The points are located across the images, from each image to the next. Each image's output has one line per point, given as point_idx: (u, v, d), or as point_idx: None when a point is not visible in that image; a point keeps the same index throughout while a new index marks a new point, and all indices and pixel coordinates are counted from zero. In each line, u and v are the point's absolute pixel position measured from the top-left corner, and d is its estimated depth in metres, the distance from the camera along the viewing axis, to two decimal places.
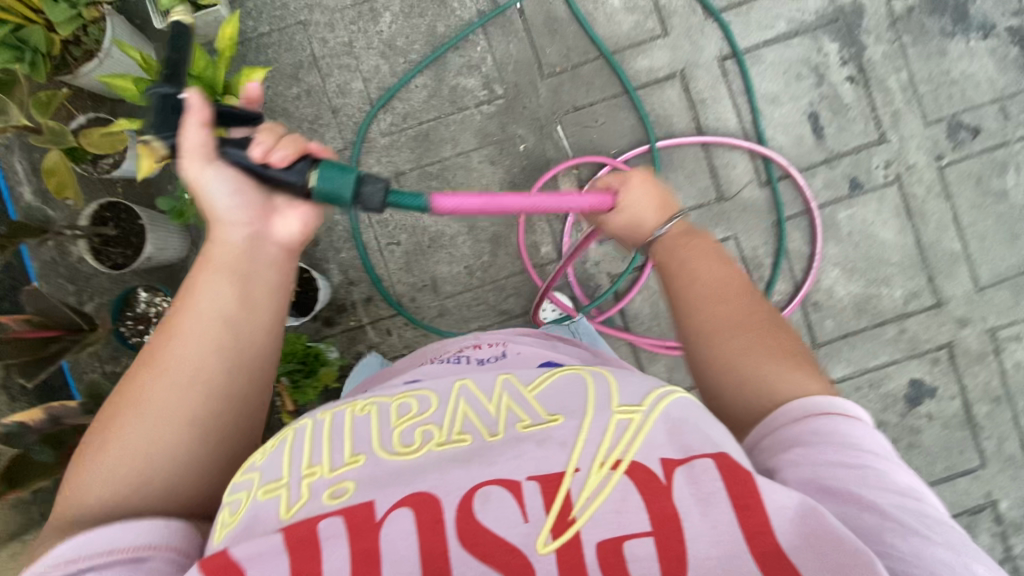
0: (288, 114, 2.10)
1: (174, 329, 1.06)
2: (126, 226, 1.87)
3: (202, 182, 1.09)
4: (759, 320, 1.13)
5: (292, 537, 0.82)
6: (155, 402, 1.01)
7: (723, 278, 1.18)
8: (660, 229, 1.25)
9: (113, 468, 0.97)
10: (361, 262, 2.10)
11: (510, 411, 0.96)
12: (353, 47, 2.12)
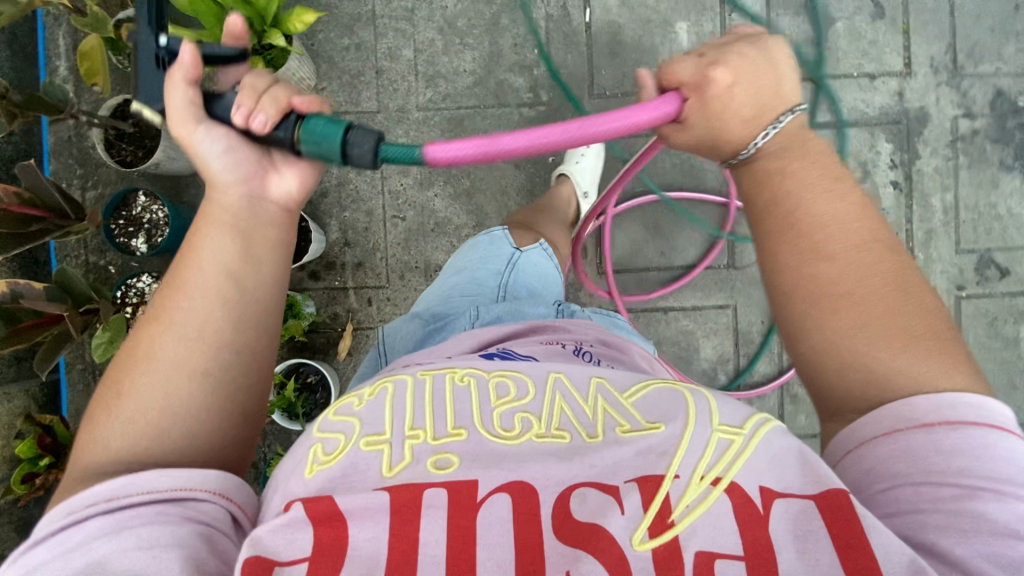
0: (334, 63, 2.08)
1: (176, 285, 0.98)
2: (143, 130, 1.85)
3: (196, 153, 1.01)
4: (885, 285, 0.97)
5: (397, 497, 0.83)
6: (171, 351, 0.94)
7: (849, 236, 1.01)
8: (759, 144, 1.08)
9: (124, 428, 0.90)
10: (362, 226, 2.09)
11: (607, 414, 0.94)
12: (415, 15, 2.10)
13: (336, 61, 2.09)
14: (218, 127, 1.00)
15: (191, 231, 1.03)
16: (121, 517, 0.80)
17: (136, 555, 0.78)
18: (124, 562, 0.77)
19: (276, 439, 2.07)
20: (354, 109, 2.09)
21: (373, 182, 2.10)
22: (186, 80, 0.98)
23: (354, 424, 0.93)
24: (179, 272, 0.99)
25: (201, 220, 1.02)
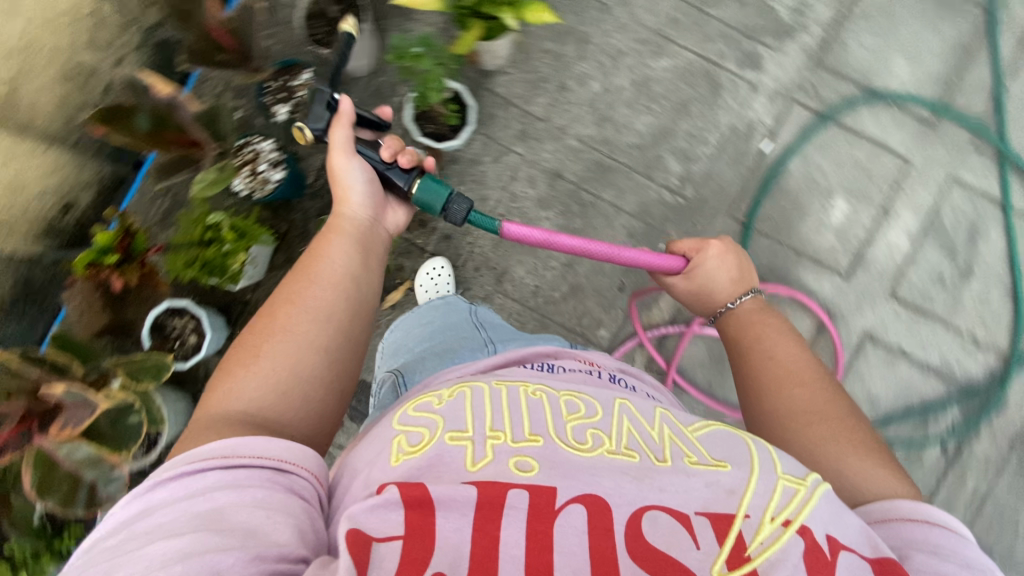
0: (529, 58, 2.13)
1: (309, 281, 1.21)
2: (342, 21, 1.90)
3: (341, 176, 1.37)
4: (831, 402, 1.22)
5: (484, 492, 0.86)
6: (309, 329, 1.13)
7: (803, 366, 1.30)
8: (734, 302, 1.53)
9: (254, 384, 1.04)
10: (470, 206, 2.13)
11: (674, 443, 0.98)
12: (619, 57, 2.14)
13: (532, 57, 2.13)
14: (353, 159, 1.36)
15: (324, 239, 1.32)
16: (234, 468, 0.87)
17: (248, 507, 0.83)
18: (241, 515, 0.81)
19: None
20: (522, 105, 2.13)
21: (501, 173, 2.13)
22: (339, 125, 1.36)
23: (436, 422, 0.97)
24: (323, 269, 1.24)
25: (335, 230, 1.33)
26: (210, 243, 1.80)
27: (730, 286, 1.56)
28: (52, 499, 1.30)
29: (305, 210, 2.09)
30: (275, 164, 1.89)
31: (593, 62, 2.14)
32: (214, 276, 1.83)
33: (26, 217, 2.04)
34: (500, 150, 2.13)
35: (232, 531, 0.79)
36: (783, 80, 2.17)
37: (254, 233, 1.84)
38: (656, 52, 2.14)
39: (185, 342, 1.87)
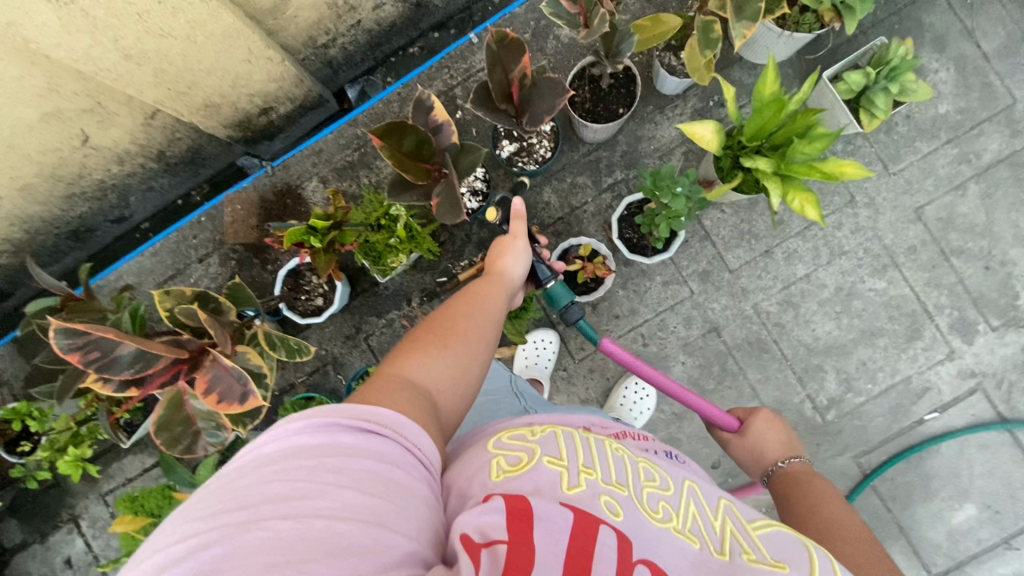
0: (751, 210, 2.02)
1: (482, 296, 1.15)
2: (611, 100, 1.80)
3: (510, 252, 1.34)
4: (866, 551, 0.98)
5: (578, 522, 0.69)
6: (478, 338, 1.04)
7: (850, 523, 1.05)
8: (786, 461, 1.30)
9: (429, 370, 0.92)
10: (617, 312, 2.04)
11: (733, 538, 0.79)
12: (839, 255, 1.99)
13: (753, 210, 2.02)
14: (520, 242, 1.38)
15: (488, 280, 1.25)
16: (375, 434, 0.72)
17: (389, 485, 0.67)
18: (388, 488, 0.67)
19: (392, 336, 2.09)
20: (720, 248, 2.02)
21: (663, 297, 2.04)
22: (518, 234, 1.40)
23: (533, 447, 0.81)
24: (487, 297, 1.17)
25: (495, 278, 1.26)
26: (382, 231, 1.83)
27: (780, 442, 1.36)
28: (163, 437, 1.29)
29: (469, 232, 2.06)
30: (476, 195, 1.88)
31: (809, 248, 2.00)
32: (369, 259, 1.88)
33: (234, 109, 2.11)
34: (674, 278, 2.03)
35: (369, 509, 0.63)
36: (986, 365, 1.97)
37: (422, 239, 1.87)
38: (875, 272, 1.99)
39: (310, 301, 1.94)
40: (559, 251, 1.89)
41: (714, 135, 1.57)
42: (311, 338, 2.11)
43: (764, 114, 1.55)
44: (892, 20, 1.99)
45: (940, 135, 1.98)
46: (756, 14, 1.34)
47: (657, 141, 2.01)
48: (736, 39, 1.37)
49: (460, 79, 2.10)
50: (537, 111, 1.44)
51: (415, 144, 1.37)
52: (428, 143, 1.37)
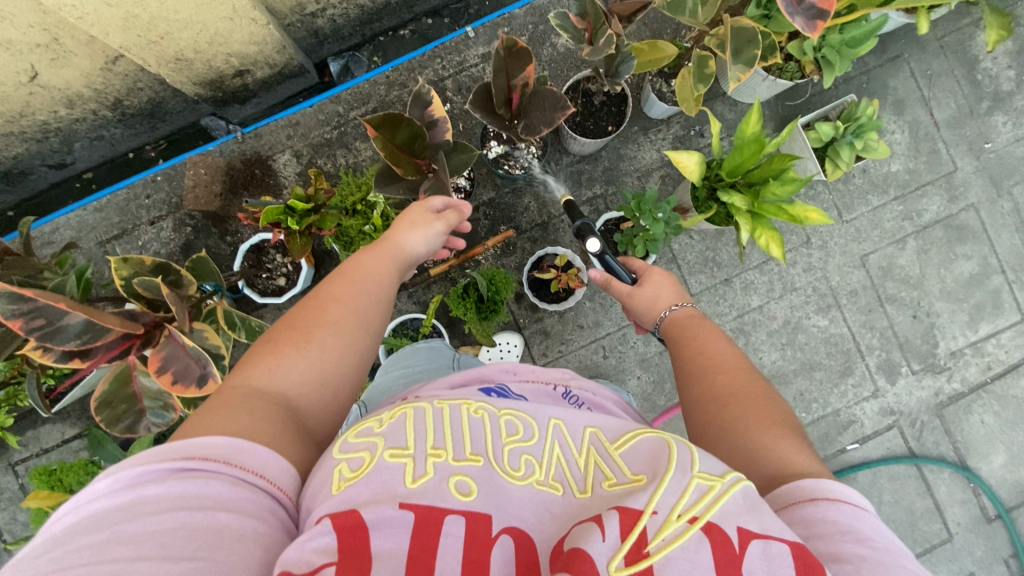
0: (717, 238, 2.11)
1: (344, 279, 1.07)
2: (601, 116, 1.83)
3: (409, 224, 1.25)
4: (746, 383, 1.10)
5: (419, 513, 0.66)
6: (351, 322, 0.99)
7: (728, 357, 1.18)
8: (676, 307, 1.41)
9: (285, 369, 0.89)
10: (581, 322, 2.09)
11: (596, 467, 0.77)
12: (791, 289, 2.12)
13: (719, 239, 2.11)
14: (417, 214, 1.29)
15: (369, 253, 1.17)
16: (198, 474, 0.66)
17: (205, 537, 0.60)
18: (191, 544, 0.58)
19: None
20: (685, 272, 2.11)
21: None
22: (424, 205, 1.31)
23: (380, 441, 0.75)
24: (366, 274, 1.10)
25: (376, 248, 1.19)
26: (357, 217, 1.77)
27: (668, 294, 1.46)
28: (103, 415, 1.21)
29: None
30: (458, 192, 1.86)
31: (764, 281, 2.12)
32: (339, 242, 1.82)
33: (206, 67, 1.98)
34: None
35: None
36: (904, 405, 2.15)
37: None
38: (820, 310, 2.13)
39: (271, 280, 1.85)
40: (534, 257, 1.89)
41: (698, 164, 1.62)
42: (266, 317, 2.03)
43: (744, 151, 1.62)
44: (861, 79, 2.14)
45: (889, 191, 2.15)
46: (753, 60, 1.40)
47: (638, 162, 2.07)
48: (731, 81, 1.43)
49: (453, 70, 2.06)
50: (535, 121, 1.44)
51: (409, 136, 1.33)
52: (419, 136, 1.34)
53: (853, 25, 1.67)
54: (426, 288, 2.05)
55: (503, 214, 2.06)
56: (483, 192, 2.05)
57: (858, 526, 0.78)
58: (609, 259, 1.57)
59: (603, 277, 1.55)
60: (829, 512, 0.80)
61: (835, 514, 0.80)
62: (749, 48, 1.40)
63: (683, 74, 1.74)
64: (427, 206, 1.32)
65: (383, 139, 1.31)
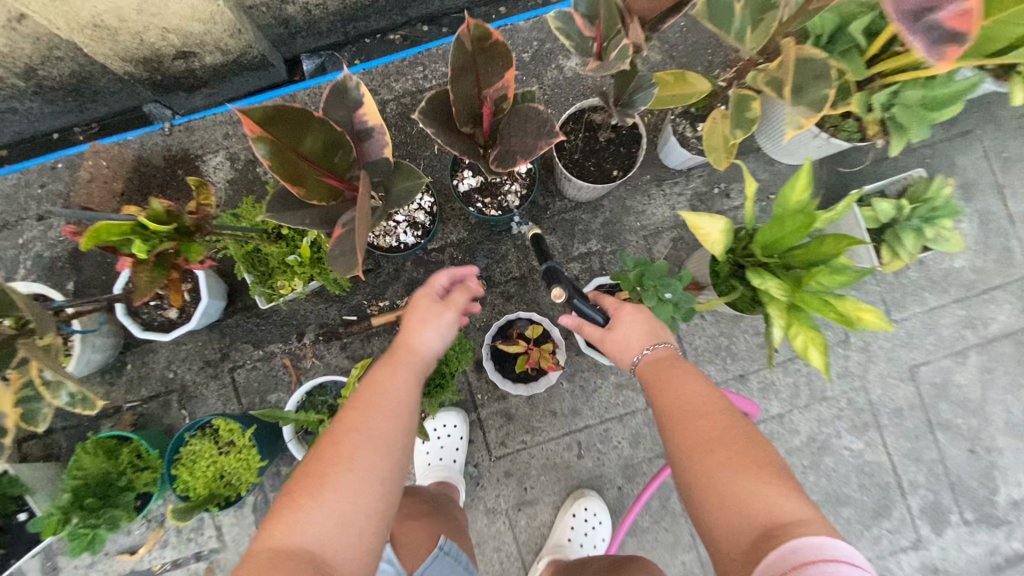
0: (734, 324, 1.70)
1: (359, 401, 0.91)
2: (606, 156, 1.45)
3: (424, 318, 1.04)
4: (732, 426, 0.90)
5: None
6: (370, 451, 0.85)
7: (707, 397, 0.96)
8: (650, 349, 1.11)
9: (303, 528, 0.77)
10: (553, 408, 1.66)
11: None
12: (821, 398, 1.69)
13: (737, 325, 1.70)
14: (420, 304, 1.07)
15: (387, 359, 0.99)
16: None
17: None
18: None
19: (266, 374, 1.63)
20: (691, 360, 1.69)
21: (613, 403, 1.66)
22: (428, 288, 1.11)
23: None
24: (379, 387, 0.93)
25: (394, 349, 1.01)
26: (282, 244, 1.40)
27: (641, 334, 1.13)
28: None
29: (399, 267, 1.64)
30: (415, 228, 1.45)
31: (788, 383, 1.70)
32: (253, 272, 1.43)
33: (137, 42, 1.62)
34: (631, 382, 1.67)
35: None
36: (952, 564, 1.69)
37: (330, 267, 1.42)
38: (855, 429, 1.69)
39: (160, 310, 1.44)
40: (502, 321, 1.48)
41: (726, 233, 1.21)
42: (160, 352, 1.62)
43: (787, 223, 1.22)
44: (924, 153, 1.77)
45: (950, 291, 1.75)
46: (823, 102, 1.03)
47: (646, 218, 1.69)
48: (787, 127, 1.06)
49: (436, 82, 1.70)
50: (511, 148, 1.05)
51: (322, 146, 0.94)
52: (333, 140, 0.94)
53: (937, 80, 1.32)
54: (365, 341, 1.64)
55: (472, 261, 1.66)
56: (452, 232, 1.66)
57: None
58: (578, 303, 1.20)
59: (575, 322, 1.20)
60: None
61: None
62: (815, 85, 1.03)
63: (717, 115, 1.37)
64: (432, 292, 1.11)
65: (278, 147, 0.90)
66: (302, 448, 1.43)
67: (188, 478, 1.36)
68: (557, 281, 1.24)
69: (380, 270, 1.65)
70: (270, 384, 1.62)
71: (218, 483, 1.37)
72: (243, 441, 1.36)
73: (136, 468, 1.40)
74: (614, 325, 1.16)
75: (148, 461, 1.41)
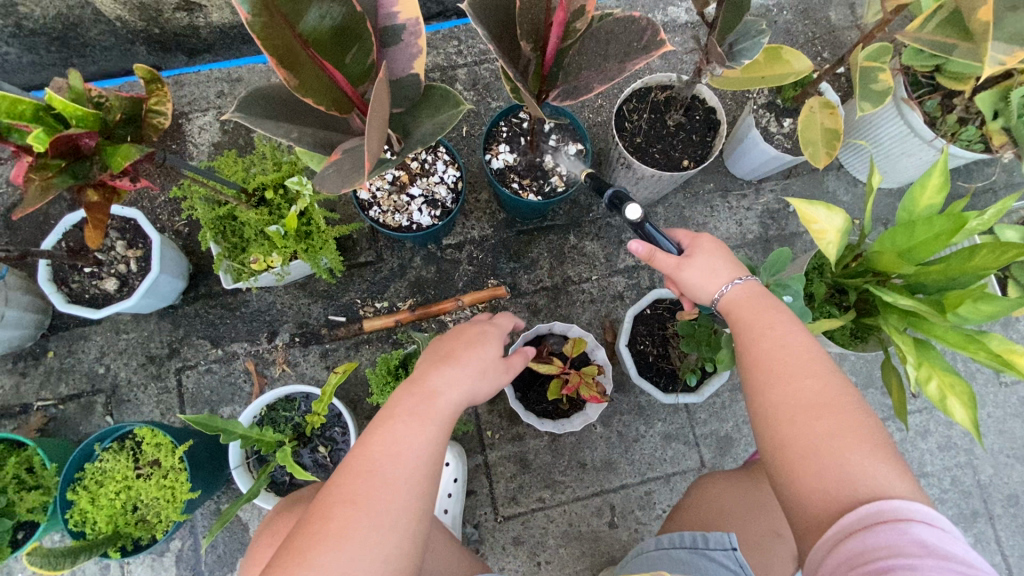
0: None
1: (382, 457, 0.67)
2: (675, 143, 1.20)
3: (450, 363, 0.77)
4: (843, 394, 0.66)
5: None
6: (372, 540, 0.62)
7: (810, 349, 0.70)
8: (739, 280, 0.81)
9: None
10: (581, 457, 1.30)
11: None
12: (919, 473, 1.34)
13: None
14: (485, 345, 0.82)
15: (404, 405, 0.72)
16: None
17: None
18: None
19: (222, 380, 1.29)
20: None
21: (656, 456, 1.31)
22: (495, 327, 0.88)
23: None
24: (395, 441, 0.68)
25: (413, 404, 0.72)
26: (264, 210, 1.11)
27: (727, 266, 0.82)
28: None
29: (407, 263, 1.35)
30: (432, 206, 1.17)
31: None
32: (222, 242, 1.13)
33: None
34: (681, 433, 1.32)
35: None
36: None
37: (321, 244, 1.13)
38: (962, 518, 1.33)
39: (95, 280, 1.12)
40: (531, 334, 1.16)
41: (838, 230, 0.94)
42: (93, 340, 1.29)
43: (916, 230, 0.92)
44: None
45: None
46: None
47: (707, 233, 1.41)
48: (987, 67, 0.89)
49: (473, 58, 1.47)
50: (581, 83, 0.81)
51: (333, 28, 0.67)
52: (346, 22, 0.67)
53: None
54: (352, 349, 1.31)
55: (495, 264, 1.37)
56: (473, 227, 1.38)
57: (929, 553, 0.53)
58: (648, 228, 0.87)
59: (646, 248, 0.84)
60: (908, 534, 0.54)
61: (885, 551, 0.54)
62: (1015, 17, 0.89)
63: (819, 104, 1.12)
64: (501, 332, 0.88)
65: (269, 12, 0.62)
66: (250, 479, 1.06)
67: (87, 509, 0.98)
68: (621, 204, 0.91)
69: (383, 265, 1.35)
70: (225, 394, 1.28)
71: (129, 518, 1.00)
72: (170, 461, 1.01)
73: (20, 487, 1.02)
74: (694, 252, 0.84)
75: (39, 478, 1.04)
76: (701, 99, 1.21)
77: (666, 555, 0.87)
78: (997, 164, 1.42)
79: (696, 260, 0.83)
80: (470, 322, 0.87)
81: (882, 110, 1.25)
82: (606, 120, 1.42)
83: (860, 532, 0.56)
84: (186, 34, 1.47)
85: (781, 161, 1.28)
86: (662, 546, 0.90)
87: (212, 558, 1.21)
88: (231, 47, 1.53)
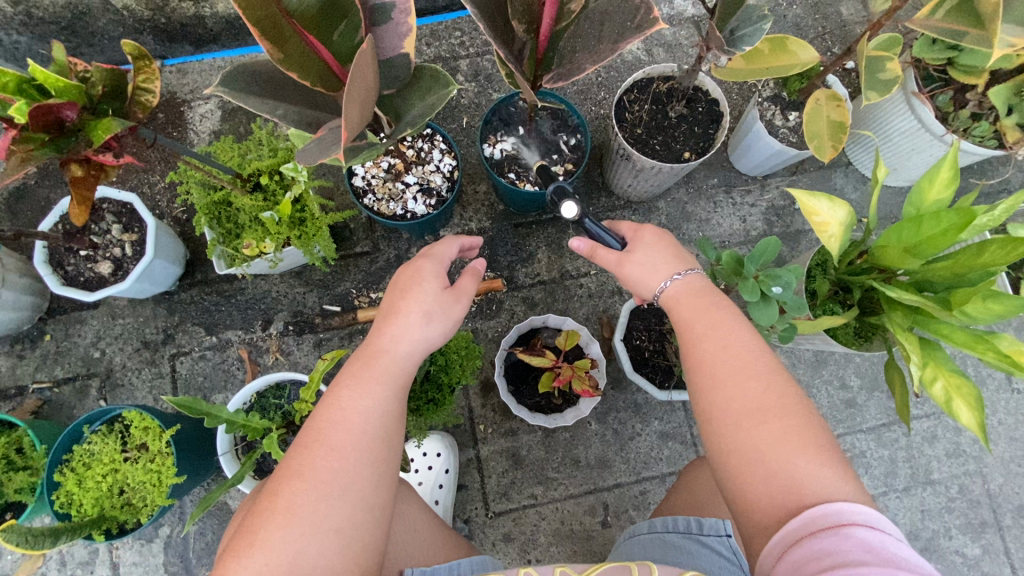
0: (815, 371, 1.33)
1: (324, 430, 0.67)
2: (676, 135, 1.17)
3: (414, 295, 0.79)
4: (776, 399, 0.65)
5: None
6: (322, 512, 0.62)
7: (741, 356, 0.69)
8: (679, 275, 0.80)
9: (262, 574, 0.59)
10: (576, 454, 1.28)
11: None
12: (925, 480, 1.30)
13: (817, 372, 1.33)
14: (423, 284, 0.80)
15: (359, 366, 0.73)
16: None
17: None
18: None
19: (215, 367, 1.28)
20: None
21: (652, 456, 1.28)
22: (431, 259, 0.84)
23: None
24: (339, 408, 0.68)
25: (371, 357, 0.74)
26: (259, 196, 1.10)
27: (667, 259, 0.82)
28: None
29: (403, 254, 1.34)
30: (427, 195, 1.15)
31: (881, 457, 1.31)
32: (216, 227, 1.12)
33: None
34: (678, 432, 1.29)
35: None
36: None
37: (314, 231, 1.12)
38: (969, 527, 1.28)
39: (90, 263, 1.13)
40: (524, 326, 1.14)
41: (841, 222, 0.91)
42: (89, 324, 1.29)
43: (922, 225, 0.88)
44: None
45: None
46: None
47: (709, 229, 1.38)
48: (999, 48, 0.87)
49: (476, 50, 1.46)
50: (574, 66, 0.79)
51: (320, 3, 0.65)
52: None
53: None
54: (346, 339, 1.31)
55: (492, 257, 1.35)
56: (471, 219, 1.36)
57: (869, 554, 0.53)
58: (589, 223, 0.85)
59: (588, 245, 0.86)
60: (849, 536, 0.54)
61: (831, 557, 0.53)
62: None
63: (829, 96, 1.09)
64: (439, 263, 0.84)
65: None
66: (237, 464, 1.05)
67: (74, 492, 0.98)
68: (560, 199, 0.87)
69: (380, 254, 1.34)
70: (218, 381, 1.28)
71: (114, 501, 0.99)
72: (157, 445, 1.00)
73: (9, 468, 1.03)
74: (635, 246, 0.84)
75: (28, 459, 1.04)
76: (704, 89, 1.18)
77: (659, 539, 0.86)
78: (1011, 163, 1.38)
79: (643, 253, 0.83)
80: (410, 263, 0.85)
81: (892, 103, 1.21)
82: (608, 113, 1.40)
83: (806, 539, 0.56)
84: (191, 23, 1.39)
85: (785, 157, 1.25)
86: (655, 530, 0.88)
87: (200, 545, 1.20)
88: (238, 36, 1.46)
